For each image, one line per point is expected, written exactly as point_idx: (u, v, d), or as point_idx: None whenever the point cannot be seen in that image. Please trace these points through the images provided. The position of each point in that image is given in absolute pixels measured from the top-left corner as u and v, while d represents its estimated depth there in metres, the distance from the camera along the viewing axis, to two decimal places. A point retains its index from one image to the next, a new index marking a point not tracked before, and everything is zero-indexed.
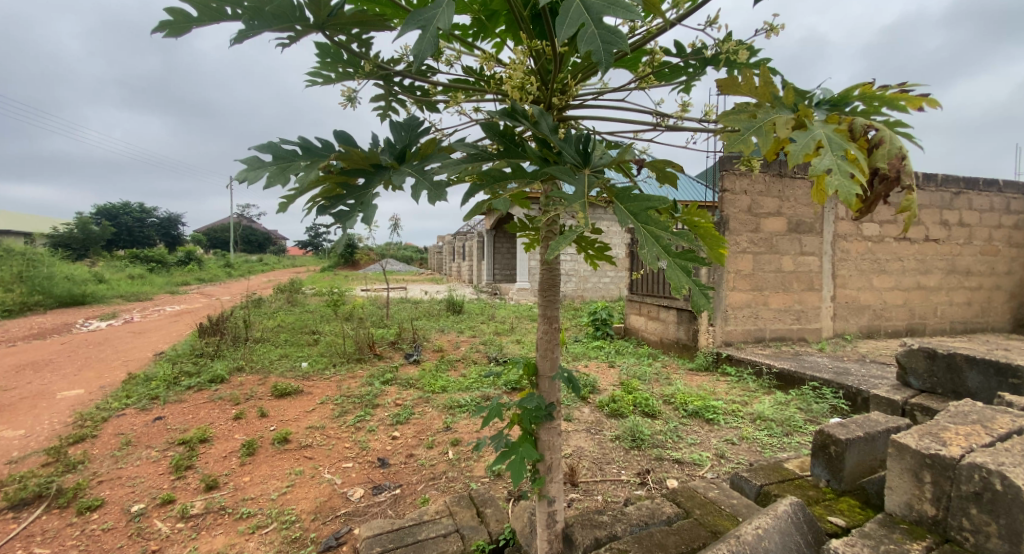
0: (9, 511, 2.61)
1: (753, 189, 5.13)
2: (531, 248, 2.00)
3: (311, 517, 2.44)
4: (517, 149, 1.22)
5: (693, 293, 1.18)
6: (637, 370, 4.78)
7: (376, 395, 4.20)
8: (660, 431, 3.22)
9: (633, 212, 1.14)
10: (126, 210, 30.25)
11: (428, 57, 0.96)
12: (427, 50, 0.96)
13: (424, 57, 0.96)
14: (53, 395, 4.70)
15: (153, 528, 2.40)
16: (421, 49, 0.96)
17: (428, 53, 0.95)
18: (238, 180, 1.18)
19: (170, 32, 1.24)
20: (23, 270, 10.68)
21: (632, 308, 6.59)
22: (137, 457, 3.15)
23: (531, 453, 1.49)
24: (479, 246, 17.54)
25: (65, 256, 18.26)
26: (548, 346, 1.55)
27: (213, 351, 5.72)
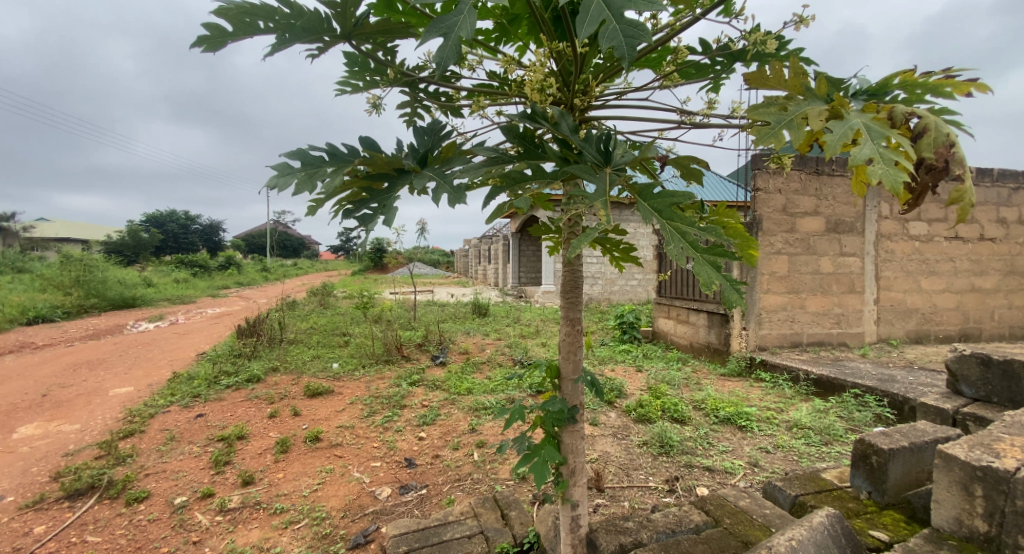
0: (65, 500, 2.78)
1: (788, 188, 4.97)
2: (555, 251, 1.99)
3: (341, 514, 2.50)
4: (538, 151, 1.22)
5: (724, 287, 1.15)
6: (666, 375, 4.68)
7: (403, 395, 4.27)
8: (691, 437, 3.14)
9: (657, 209, 1.13)
10: (172, 218, 31.87)
11: (449, 64, 0.97)
12: (448, 57, 0.97)
13: (445, 63, 0.96)
14: (105, 392, 4.98)
15: (194, 520, 2.50)
16: (443, 55, 0.97)
17: (450, 59, 0.96)
18: (269, 187, 1.22)
19: (207, 46, 1.29)
20: (80, 273, 11.29)
21: (661, 311, 6.47)
22: (180, 452, 3.30)
23: (554, 455, 1.48)
24: (505, 249, 17.64)
25: (117, 262, 19.40)
26: (571, 348, 1.54)
27: (250, 352, 5.95)
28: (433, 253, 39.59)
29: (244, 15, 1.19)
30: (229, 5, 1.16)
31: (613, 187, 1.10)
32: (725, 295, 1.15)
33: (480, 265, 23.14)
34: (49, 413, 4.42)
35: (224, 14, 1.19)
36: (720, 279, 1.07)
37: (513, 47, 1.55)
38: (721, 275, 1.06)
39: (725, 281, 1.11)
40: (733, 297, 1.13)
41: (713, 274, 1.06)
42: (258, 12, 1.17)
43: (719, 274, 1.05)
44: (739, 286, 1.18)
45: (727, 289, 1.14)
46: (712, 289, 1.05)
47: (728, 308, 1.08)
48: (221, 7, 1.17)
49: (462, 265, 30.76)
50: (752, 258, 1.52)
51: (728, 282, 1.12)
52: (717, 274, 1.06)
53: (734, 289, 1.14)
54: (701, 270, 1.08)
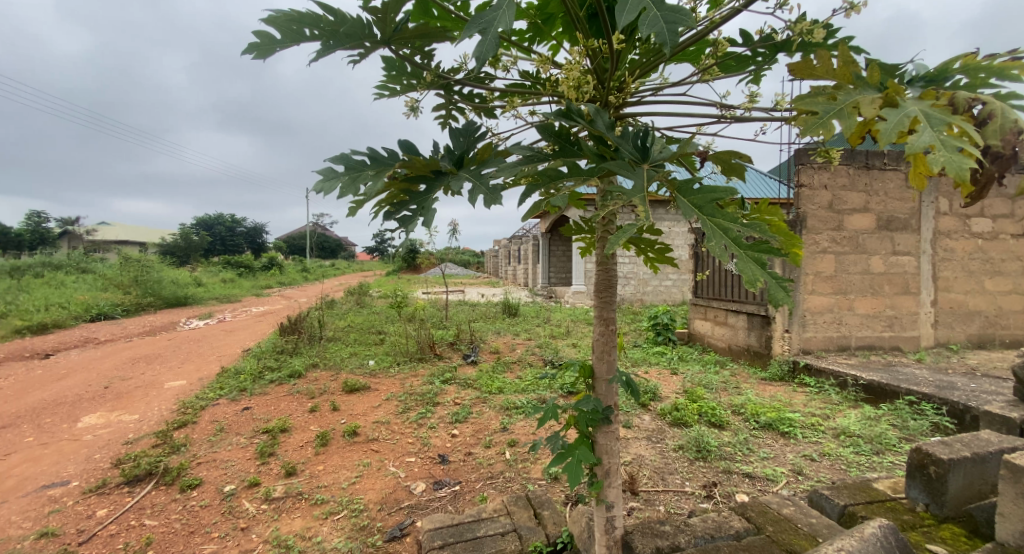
0: (126, 485, 2.98)
1: (835, 183, 4.73)
2: (587, 251, 1.98)
3: (377, 507, 2.56)
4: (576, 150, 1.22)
5: (769, 285, 1.11)
6: (702, 378, 4.56)
7: (436, 393, 4.34)
8: (729, 442, 3.04)
9: (698, 204, 1.10)
10: (220, 221, 33.55)
11: (489, 58, 0.98)
12: (488, 51, 0.97)
13: (485, 56, 0.97)
14: (161, 385, 5.30)
15: (242, 507, 2.63)
16: (482, 49, 0.97)
17: (490, 52, 0.96)
18: (315, 192, 1.26)
19: (257, 53, 1.35)
20: (137, 273, 12.04)
21: (697, 313, 6.30)
22: (229, 442, 3.47)
23: (588, 456, 1.47)
24: (535, 249, 17.61)
25: (170, 264, 20.59)
26: (605, 348, 1.52)
27: (291, 349, 6.20)
28: (464, 254, 40.00)
29: (291, 23, 1.23)
30: (278, 13, 1.21)
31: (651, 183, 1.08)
32: (771, 294, 1.10)
33: (510, 265, 23.18)
34: (111, 403, 4.74)
35: (274, 22, 1.24)
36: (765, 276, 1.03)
37: (547, 46, 1.55)
38: (767, 272, 1.02)
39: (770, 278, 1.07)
40: (779, 295, 1.10)
41: (758, 272, 1.02)
42: (305, 20, 1.22)
43: (764, 271, 1.01)
44: (785, 283, 1.14)
45: (773, 287, 1.11)
46: (758, 286, 1.01)
47: (774, 306, 1.05)
48: (271, 16, 1.22)
49: (491, 265, 30.93)
50: (797, 256, 1.46)
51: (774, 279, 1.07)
52: (762, 271, 1.02)
53: (780, 286, 1.10)
54: (745, 267, 1.04)
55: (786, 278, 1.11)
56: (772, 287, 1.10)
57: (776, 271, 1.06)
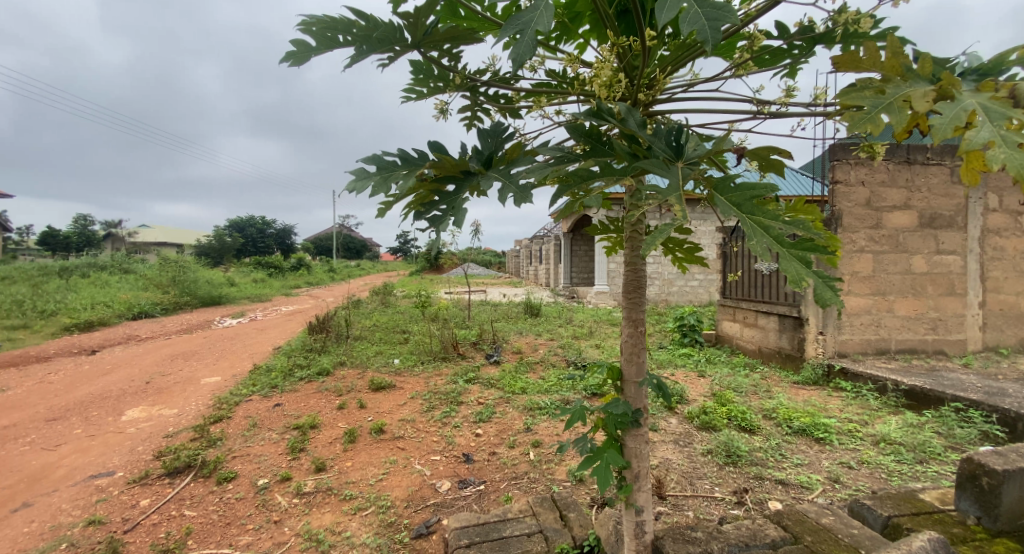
0: (166, 476, 3.11)
1: (873, 180, 4.55)
2: (612, 251, 1.96)
3: (404, 504, 2.60)
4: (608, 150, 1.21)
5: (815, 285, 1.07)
6: (732, 381, 4.45)
7: (460, 392, 4.37)
8: (760, 448, 2.95)
9: (736, 202, 1.07)
10: (252, 223, 34.68)
11: (526, 59, 0.98)
12: (524, 53, 0.97)
13: (522, 58, 0.97)
14: (197, 381, 5.51)
15: (275, 501, 2.71)
16: (519, 51, 0.98)
17: (526, 53, 0.97)
18: (348, 191, 1.29)
19: (293, 61, 1.39)
20: (175, 274, 12.55)
21: (726, 314, 6.15)
22: (262, 437, 3.58)
23: (617, 459, 1.45)
24: (557, 249, 17.53)
25: (205, 265, 21.43)
26: (634, 350, 1.50)
27: (319, 347, 6.35)
28: (487, 255, 40.19)
29: (326, 30, 1.27)
30: (313, 21, 1.24)
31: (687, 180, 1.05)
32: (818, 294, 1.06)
33: (531, 265, 23.13)
34: (152, 398, 4.96)
35: (309, 30, 1.27)
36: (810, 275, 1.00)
37: (574, 46, 1.54)
38: (813, 271, 0.99)
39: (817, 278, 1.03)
40: (827, 295, 1.02)
41: (802, 270, 0.99)
42: (339, 26, 1.24)
43: (809, 270, 0.98)
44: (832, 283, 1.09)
45: (819, 287, 1.03)
46: (803, 285, 0.98)
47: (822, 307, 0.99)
48: (306, 23, 1.25)
49: (513, 265, 30.98)
50: (838, 256, 1.42)
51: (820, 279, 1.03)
52: (807, 270, 0.99)
53: (827, 286, 1.04)
54: (787, 266, 1.02)
55: (834, 278, 1.05)
56: (819, 286, 1.03)
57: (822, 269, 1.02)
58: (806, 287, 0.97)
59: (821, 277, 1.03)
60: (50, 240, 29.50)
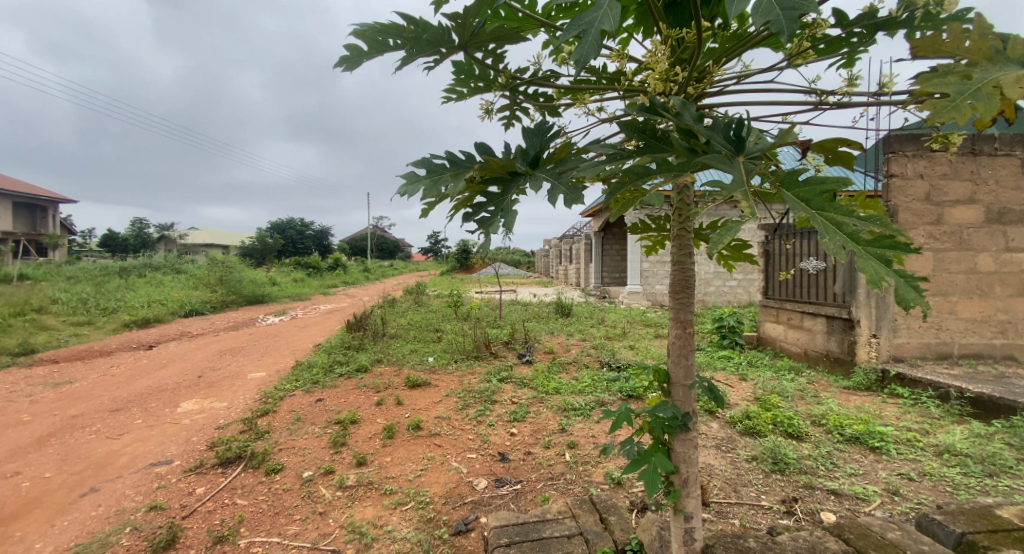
0: (219, 466, 3.28)
1: (934, 172, 4.26)
2: (652, 251, 2.05)
3: (443, 500, 2.64)
4: (663, 145, 1.18)
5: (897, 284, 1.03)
6: (776, 385, 4.27)
7: (494, 391, 4.39)
8: (809, 455, 2.82)
9: (805, 198, 1.03)
10: (292, 225, 36.05)
11: (590, 59, 0.98)
12: (588, 53, 0.98)
13: (586, 59, 0.98)
14: (244, 376, 5.78)
15: (319, 493, 2.81)
16: (584, 51, 0.98)
17: (590, 54, 0.97)
18: (399, 195, 1.34)
19: (346, 65, 1.44)
20: (222, 274, 13.20)
21: (768, 315, 5.92)
22: (305, 431, 3.72)
23: (665, 463, 1.43)
24: (588, 249, 17.35)
25: (249, 265, 22.44)
26: (682, 352, 1.47)
27: (357, 345, 6.53)
28: (518, 255, 40.27)
29: (377, 34, 1.31)
30: (366, 26, 1.29)
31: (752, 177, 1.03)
32: (899, 293, 1.02)
33: (561, 264, 22.99)
34: (204, 392, 5.23)
35: (362, 35, 1.32)
36: (890, 274, 0.97)
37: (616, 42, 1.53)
38: (894, 269, 0.96)
39: (898, 277, 1.00)
40: (910, 295, 0.99)
41: (882, 270, 0.96)
42: (390, 30, 1.28)
43: (890, 269, 0.95)
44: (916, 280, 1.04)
45: (901, 286, 1.01)
46: (884, 284, 0.95)
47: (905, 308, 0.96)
48: (359, 29, 1.30)
49: (543, 265, 30.90)
50: None
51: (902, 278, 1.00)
52: (887, 270, 0.96)
53: (910, 285, 1.00)
54: (865, 264, 0.99)
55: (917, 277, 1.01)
56: (900, 285, 1.00)
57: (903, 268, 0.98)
58: (887, 287, 0.95)
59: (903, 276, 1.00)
60: (111, 242, 31.63)
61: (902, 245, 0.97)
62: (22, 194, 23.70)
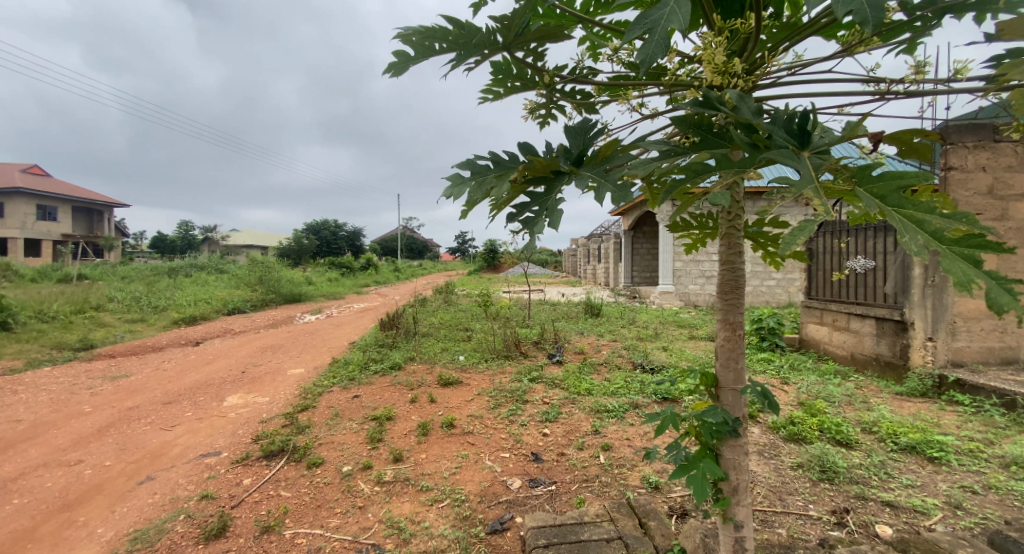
0: (264, 458, 3.42)
1: (998, 164, 3.98)
2: (692, 249, 2.04)
3: (478, 499, 2.66)
4: (720, 140, 1.15)
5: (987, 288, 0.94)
6: (821, 390, 4.09)
7: (525, 391, 4.39)
8: (860, 465, 2.69)
9: (879, 194, 0.99)
10: (326, 227, 37.16)
11: (656, 57, 0.99)
12: (654, 52, 0.99)
13: (652, 58, 0.99)
14: (284, 372, 6.01)
15: (358, 487, 2.88)
16: (648, 51, 0.99)
17: (656, 53, 0.98)
18: (445, 197, 1.37)
19: (394, 71, 1.51)
20: (262, 273, 13.75)
21: (811, 316, 5.68)
22: (344, 426, 3.83)
23: (715, 470, 1.40)
24: (617, 248, 17.11)
25: (287, 265, 23.27)
26: (732, 355, 1.44)
27: (390, 343, 6.67)
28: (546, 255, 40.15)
29: (425, 39, 1.36)
30: (413, 31, 1.33)
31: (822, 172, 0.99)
32: (991, 298, 0.93)
33: (590, 264, 22.75)
34: (247, 387, 5.47)
35: (409, 40, 1.36)
36: (980, 276, 0.90)
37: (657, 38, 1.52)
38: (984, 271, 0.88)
39: (990, 280, 0.92)
40: (1003, 300, 0.91)
41: (971, 272, 0.90)
42: (436, 35, 1.33)
43: (979, 271, 0.88)
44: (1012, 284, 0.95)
45: (993, 290, 0.92)
46: (972, 287, 0.88)
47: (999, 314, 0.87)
48: (406, 34, 1.35)
49: (573, 264, 30.64)
50: None
51: (995, 282, 0.91)
52: (976, 271, 0.89)
53: (1004, 289, 0.92)
54: (950, 265, 0.92)
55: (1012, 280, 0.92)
56: (992, 289, 0.92)
57: (995, 271, 0.90)
58: (978, 291, 0.88)
59: (994, 279, 0.91)
60: (160, 244, 33.51)
61: (994, 244, 0.89)
62: (81, 199, 25.38)
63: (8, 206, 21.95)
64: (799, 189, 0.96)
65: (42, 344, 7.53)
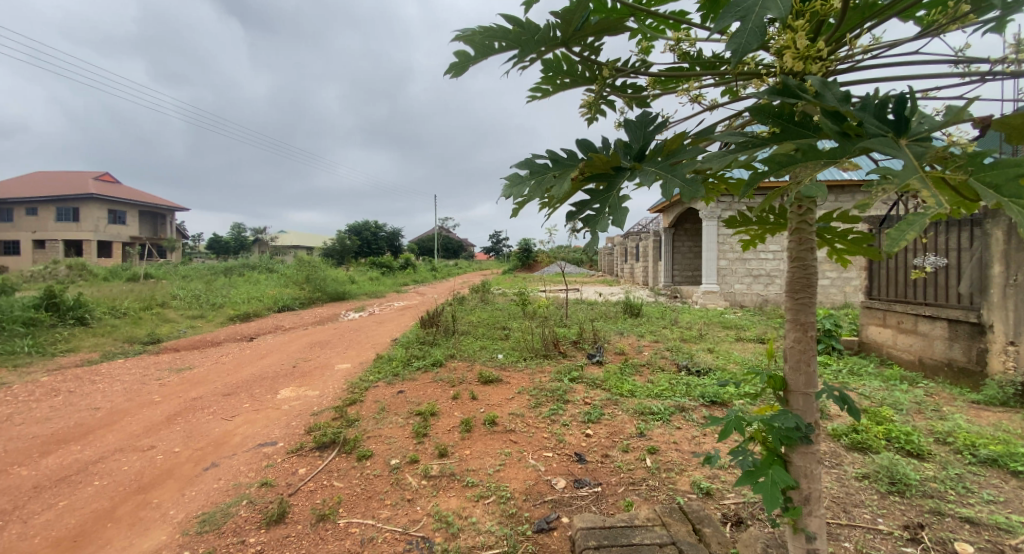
0: (317, 449, 3.57)
1: None
2: (749, 246, 1.98)
3: (523, 497, 2.67)
4: (803, 130, 1.12)
5: None
6: (886, 396, 3.83)
7: (566, 391, 4.36)
8: (934, 478, 2.51)
9: (993, 183, 0.93)
10: (368, 227, 38.28)
11: (751, 45, 1.08)
12: (749, 39, 1.08)
13: (747, 46, 1.08)
14: (332, 367, 6.25)
15: (406, 480, 2.96)
16: (743, 38, 1.09)
17: (752, 40, 1.08)
18: (503, 197, 1.39)
19: (455, 70, 1.61)
20: (309, 273, 14.37)
21: (871, 317, 5.34)
22: (390, 420, 3.95)
23: (785, 477, 1.35)
24: (657, 246, 16.67)
25: (331, 264, 24.16)
26: (803, 358, 1.40)
27: (431, 340, 6.80)
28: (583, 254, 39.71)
29: (486, 38, 1.41)
30: (476, 31, 1.40)
31: (926, 162, 0.97)
32: None
33: (629, 263, 22.29)
34: (298, 380, 5.73)
35: (471, 41, 1.42)
36: None
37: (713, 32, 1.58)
38: None
39: None
40: None
41: None
42: (498, 33, 1.39)
43: None
44: None
45: None
46: None
47: None
48: (468, 35, 1.42)
49: (610, 263, 30.16)
50: None
51: None
52: None
53: None
54: None
55: None
56: None
57: None
58: None
59: None
60: (217, 245, 35.66)
61: None
62: (148, 204, 27.37)
63: (85, 211, 23.96)
64: (902, 178, 0.94)
65: (115, 339, 8.17)
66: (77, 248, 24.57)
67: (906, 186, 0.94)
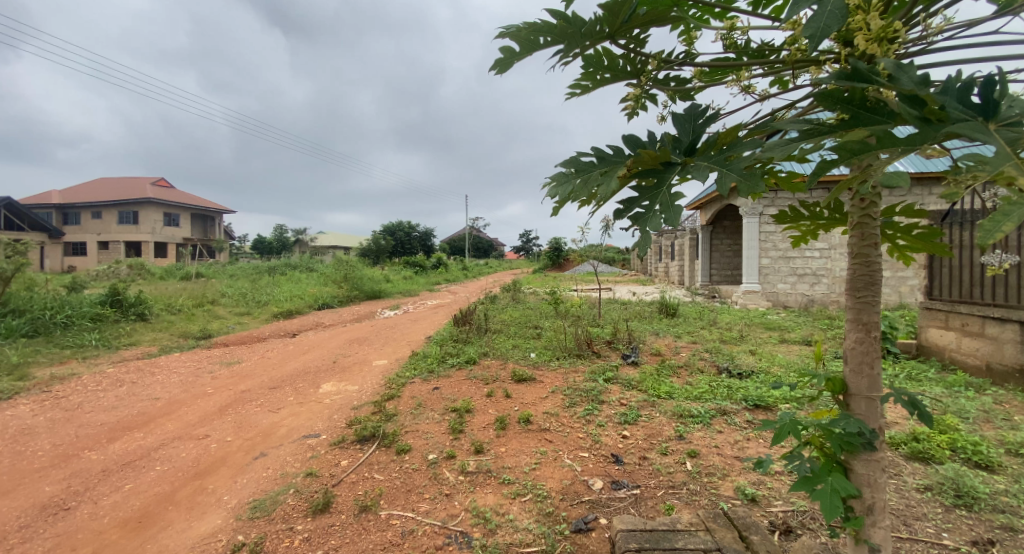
0: (358, 443, 3.68)
1: None
2: (800, 243, 1.89)
3: (560, 496, 2.66)
4: (875, 116, 1.06)
5: None
6: (950, 403, 3.58)
7: (601, 391, 4.31)
8: (1005, 492, 2.32)
9: None
10: (403, 227, 39.02)
11: (831, 27, 1.04)
12: (830, 22, 1.04)
13: (825, 28, 1.04)
14: (370, 363, 6.43)
15: (444, 476, 3.01)
16: (820, 21, 1.05)
17: (833, 22, 1.03)
18: (548, 196, 1.38)
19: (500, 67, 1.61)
20: (348, 272, 14.81)
21: (931, 319, 5.01)
22: (427, 416, 4.02)
23: (846, 485, 1.29)
24: (694, 244, 16.21)
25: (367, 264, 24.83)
26: (865, 360, 1.33)
27: (465, 338, 6.88)
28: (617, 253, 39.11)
29: (532, 33, 1.41)
30: (523, 26, 1.39)
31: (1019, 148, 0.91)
32: None
33: (664, 261, 21.78)
34: (338, 376, 5.92)
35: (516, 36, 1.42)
36: None
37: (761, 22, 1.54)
38: None
39: None
40: None
41: None
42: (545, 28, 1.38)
43: None
44: None
45: None
46: None
47: None
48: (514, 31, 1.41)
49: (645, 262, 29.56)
50: None
51: None
52: None
53: None
54: None
55: None
56: None
57: None
58: None
59: None
60: (262, 245, 37.31)
61: None
62: (200, 207, 28.95)
63: (144, 214, 25.61)
64: (995, 166, 0.88)
65: (171, 333, 8.69)
66: (137, 249, 26.28)
67: (1000, 174, 0.88)
